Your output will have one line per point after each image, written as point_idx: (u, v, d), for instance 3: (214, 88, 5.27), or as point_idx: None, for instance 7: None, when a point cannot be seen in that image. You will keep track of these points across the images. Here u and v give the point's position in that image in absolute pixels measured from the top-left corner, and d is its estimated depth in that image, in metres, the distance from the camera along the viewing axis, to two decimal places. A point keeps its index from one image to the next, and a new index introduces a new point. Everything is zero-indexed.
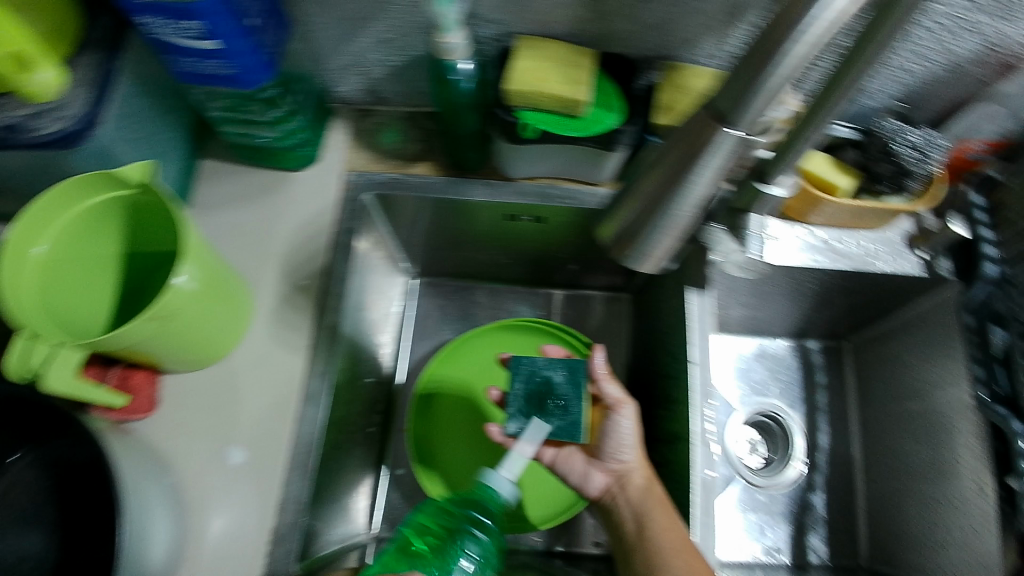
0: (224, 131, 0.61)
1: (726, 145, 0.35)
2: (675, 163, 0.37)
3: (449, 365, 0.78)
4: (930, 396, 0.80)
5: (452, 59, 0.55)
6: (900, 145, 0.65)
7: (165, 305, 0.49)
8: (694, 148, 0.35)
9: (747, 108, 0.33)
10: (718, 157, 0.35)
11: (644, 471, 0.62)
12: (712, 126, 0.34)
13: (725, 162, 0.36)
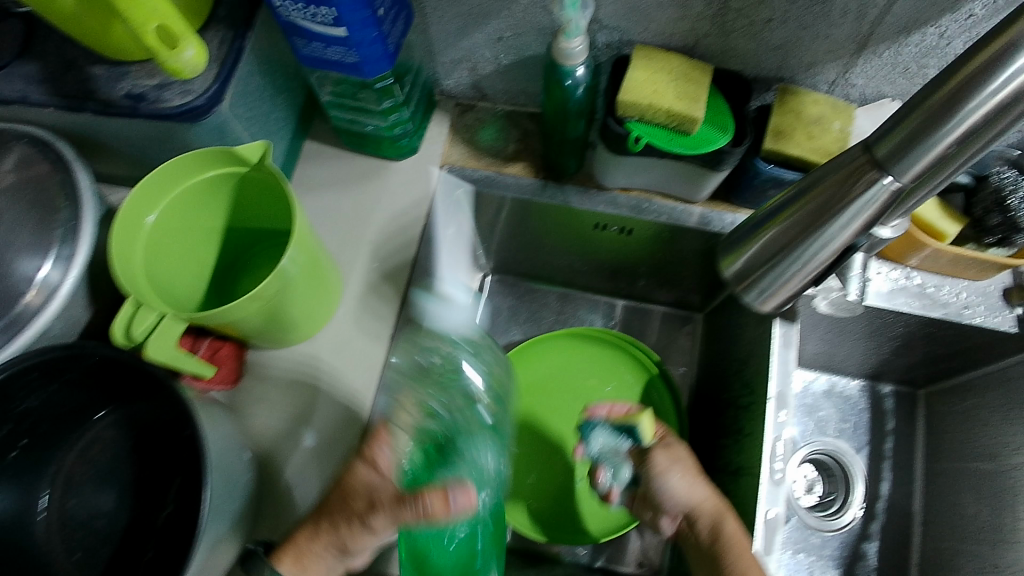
0: (334, 116, 0.62)
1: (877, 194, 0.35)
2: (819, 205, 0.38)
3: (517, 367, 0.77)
4: (1004, 458, 0.77)
5: (571, 66, 0.55)
6: (1016, 198, 0.62)
7: (270, 286, 0.49)
8: (846, 188, 0.37)
9: (910, 160, 0.34)
10: (868, 206, 0.36)
11: (716, 506, 0.57)
12: (869, 175, 0.36)
13: (872, 212, 0.37)
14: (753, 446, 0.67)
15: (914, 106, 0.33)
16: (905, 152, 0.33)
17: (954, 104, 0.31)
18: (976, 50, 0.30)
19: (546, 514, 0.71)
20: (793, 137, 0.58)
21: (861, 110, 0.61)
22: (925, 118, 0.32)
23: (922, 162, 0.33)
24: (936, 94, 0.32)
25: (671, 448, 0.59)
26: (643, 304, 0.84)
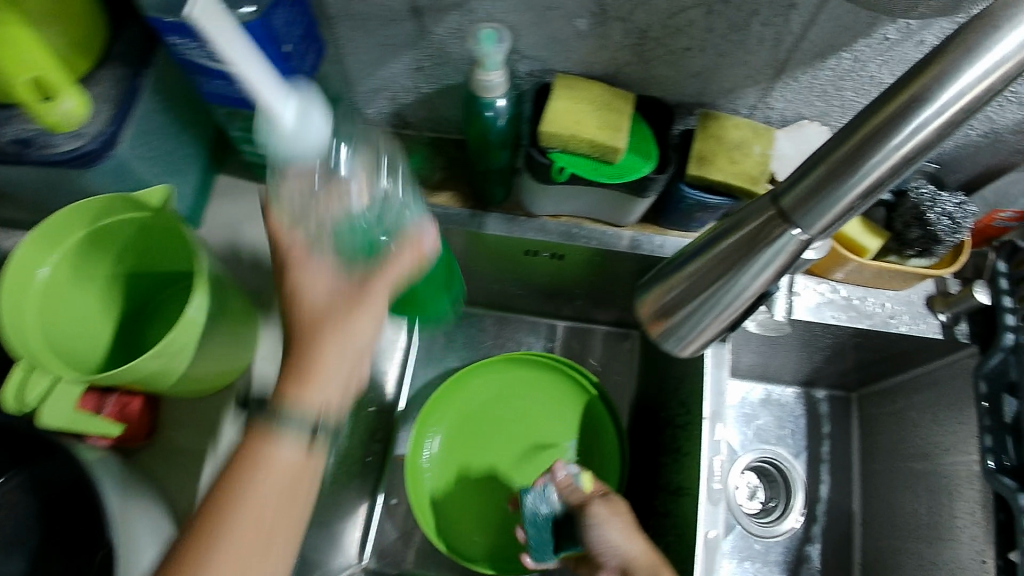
0: (247, 151, 0.59)
1: (787, 245, 0.33)
2: (724, 255, 0.36)
3: (452, 396, 0.76)
4: (935, 458, 0.79)
5: (491, 98, 0.54)
6: (934, 214, 0.64)
7: (174, 338, 0.47)
8: (752, 241, 0.34)
9: (818, 213, 0.32)
10: (777, 258, 0.34)
11: (646, 556, 0.56)
12: (777, 227, 0.33)
13: (782, 265, 0.34)
14: (691, 466, 0.67)
15: (819, 159, 0.32)
16: (812, 206, 0.32)
17: (859, 157, 0.30)
18: (879, 105, 0.30)
19: (493, 546, 0.71)
20: (714, 162, 0.59)
21: (781, 132, 0.62)
22: (829, 171, 0.31)
23: (828, 215, 0.32)
24: (839, 148, 0.31)
25: (613, 504, 0.60)
26: (584, 324, 0.84)
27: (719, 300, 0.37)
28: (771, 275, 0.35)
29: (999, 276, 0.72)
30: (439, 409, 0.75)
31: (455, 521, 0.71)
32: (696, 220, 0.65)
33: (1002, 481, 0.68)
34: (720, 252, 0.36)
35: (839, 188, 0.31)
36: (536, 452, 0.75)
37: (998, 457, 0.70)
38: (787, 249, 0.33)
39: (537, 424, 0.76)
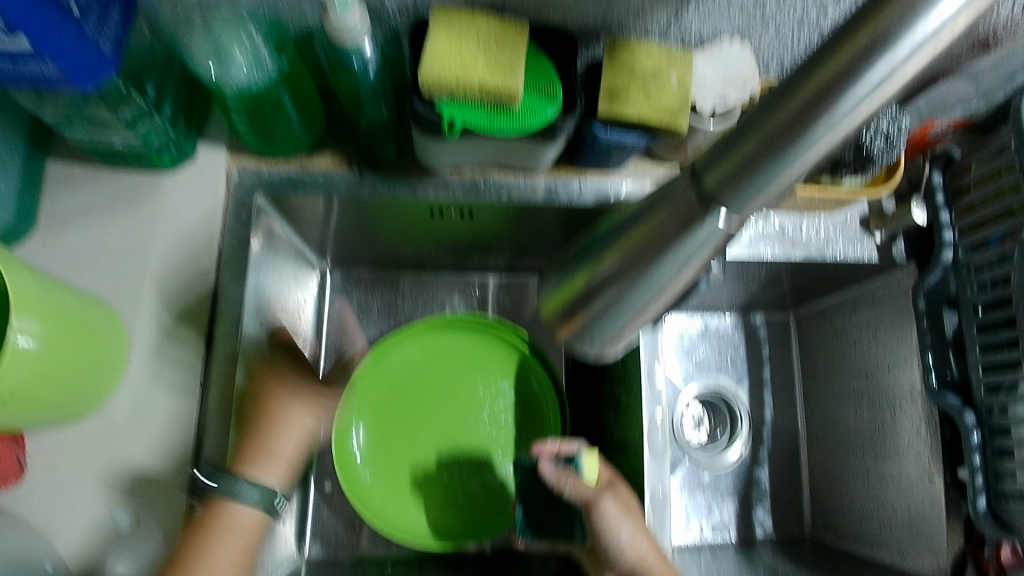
0: (68, 134, 0.49)
1: (708, 236, 0.31)
2: (645, 242, 0.33)
3: (373, 369, 0.69)
4: (875, 375, 0.77)
5: (353, 44, 0.45)
6: (870, 133, 0.59)
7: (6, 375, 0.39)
8: (680, 227, 0.32)
9: (740, 191, 0.30)
10: (695, 253, 0.32)
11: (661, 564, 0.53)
12: (698, 212, 0.31)
13: (705, 257, 0.33)
14: (631, 421, 0.62)
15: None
16: (736, 185, 0.30)
17: (806, 117, 0.26)
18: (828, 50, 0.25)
19: (440, 521, 0.66)
20: (629, 98, 0.52)
21: (699, 55, 0.55)
22: (765, 141, 0.28)
23: (758, 197, 0.30)
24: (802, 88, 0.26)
25: (625, 498, 0.55)
26: (515, 275, 0.78)
27: (642, 290, 0.34)
28: (694, 268, 0.33)
29: (936, 190, 0.69)
30: (359, 386, 0.69)
31: (395, 502, 0.66)
32: (615, 159, 0.58)
33: (947, 398, 0.67)
34: (641, 238, 0.34)
35: (775, 162, 0.28)
36: (470, 416, 0.70)
37: (941, 374, 0.68)
38: (710, 242, 0.32)
39: (467, 387, 0.71)
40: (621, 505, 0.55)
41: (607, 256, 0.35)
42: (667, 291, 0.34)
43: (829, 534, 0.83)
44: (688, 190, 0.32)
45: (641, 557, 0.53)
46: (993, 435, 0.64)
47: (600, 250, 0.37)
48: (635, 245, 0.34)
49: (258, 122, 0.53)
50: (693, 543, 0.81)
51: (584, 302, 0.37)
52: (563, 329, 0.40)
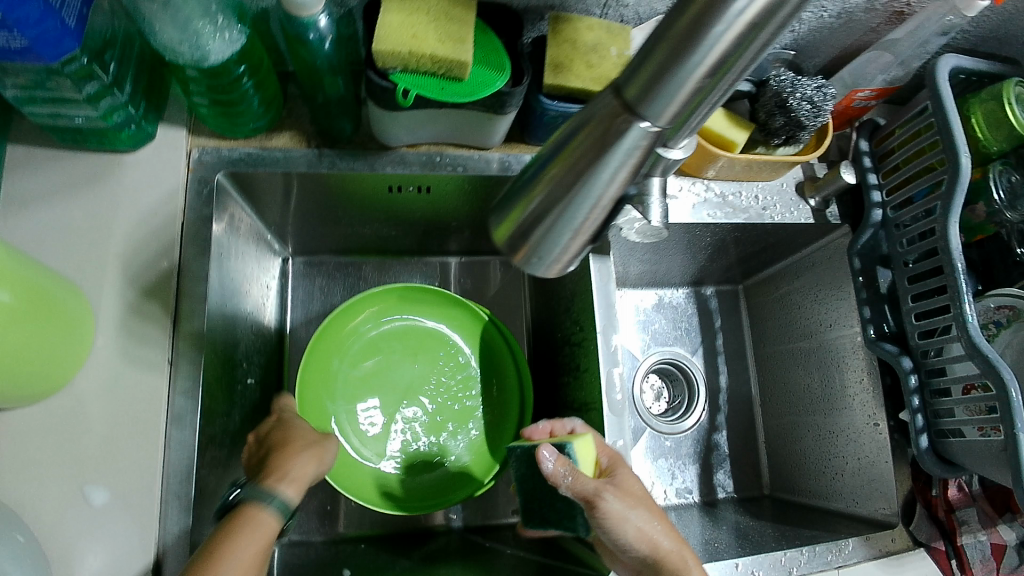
0: (32, 113, 0.51)
1: (635, 142, 0.30)
2: (578, 156, 0.31)
3: (347, 328, 0.70)
4: (819, 334, 0.82)
5: (310, 17, 0.47)
6: (797, 100, 0.63)
7: None
8: (603, 143, 0.30)
9: (659, 100, 0.28)
10: (626, 159, 0.30)
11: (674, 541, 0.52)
12: (623, 119, 0.30)
13: (633, 165, 0.31)
14: (590, 381, 0.65)
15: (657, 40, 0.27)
16: (654, 88, 0.28)
17: (704, 23, 0.26)
18: None
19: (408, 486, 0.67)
20: (572, 69, 0.55)
21: (636, 32, 0.59)
22: (671, 52, 0.27)
23: (674, 103, 0.28)
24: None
25: (623, 482, 0.53)
26: (475, 256, 0.80)
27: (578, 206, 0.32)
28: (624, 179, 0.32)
29: (863, 155, 0.75)
30: (334, 344, 0.69)
31: (363, 467, 0.66)
32: None
33: (885, 347, 0.72)
34: (567, 163, 0.31)
35: (684, 69, 0.27)
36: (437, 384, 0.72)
37: (878, 326, 0.73)
38: (637, 147, 0.30)
39: (434, 356, 0.73)
40: (625, 493, 0.52)
41: (537, 188, 0.33)
42: (604, 200, 0.32)
43: (786, 492, 0.86)
44: (610, 101, 0.30)
45: (653, 545, 0.51)
46: (929, 377, 0.69)
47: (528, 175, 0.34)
48: (563, 172, 0.32)
49: (218, 99, 0.55)
50: (658, 506, 0.82)
51: (524, 229, 0.34)
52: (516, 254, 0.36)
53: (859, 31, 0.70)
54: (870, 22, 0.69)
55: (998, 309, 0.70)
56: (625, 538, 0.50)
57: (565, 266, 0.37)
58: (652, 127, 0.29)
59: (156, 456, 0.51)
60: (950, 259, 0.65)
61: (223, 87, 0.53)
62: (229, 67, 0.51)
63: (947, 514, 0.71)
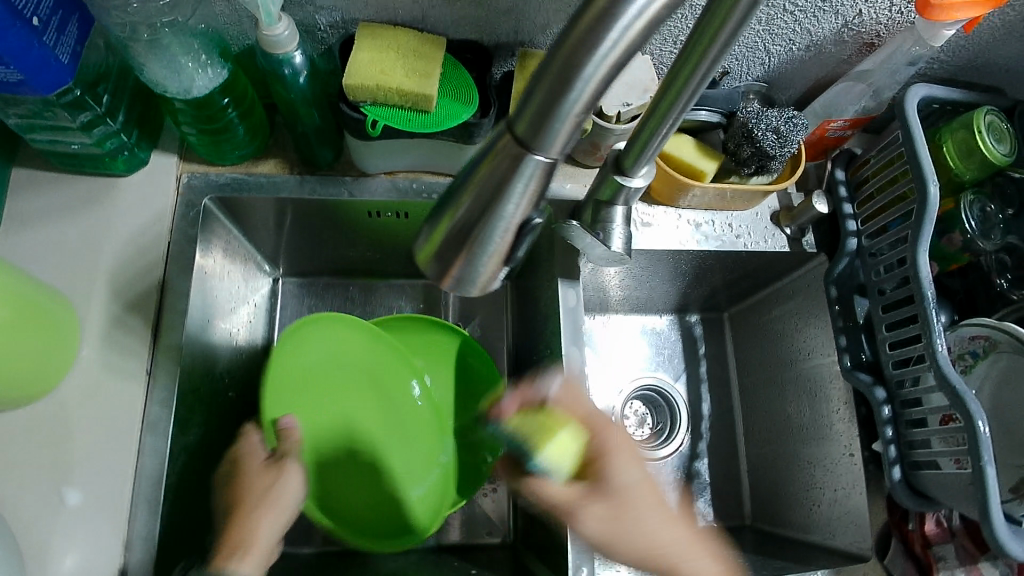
0: (33, 139, 0.55)
1: (532, 171, 0.32)
2: (486, 183, 0.33)
3: (293, 357, 0.66)
4: (798, 363, 0.83)
5: (286, 53, 0.51)
6: (761, 130, 0.66)
7: None
8: (512, 165, 0.32)
9: (550, 133, 0.31)
10: (527, 186, 0.33)
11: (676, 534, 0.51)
12: (520, 156, 0.32)
13: (533, 192, 0.34)
14: None
15: (540, 74, 0.30)
16: (539, 126, 0.31)
17: (573, 62, 0.29)
18: None
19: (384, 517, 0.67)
20: None
21: None
22: (547, 92, 0.30)
23: (560, 135, 0.31)
24: (573, 31, 0.28)
25: (614, 476, 0.52)
26: None
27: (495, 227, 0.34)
28: (526, 205, 0.34)
29: (839, 184, 0.77)
30: (280, 379, 0.65)
31: (341, 503, 0.66)
32: None
33: (859, 377, 0.72)
34: (480, 184, 0.33)
35: (559, 110, 0.30)
36: (400, 417, 0.70)
37: (854, 355, 0.74)
38: (537, 173, 0.33)
39: (387, 389, 0.70)
40: (617, 492, 0.51)
41: (465, 194, 0.34)
42: (514, 220, 0.35)
43: (766, 523, 0.86)
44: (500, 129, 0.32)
45: (647, 548, 0.50)
46: (903, 407, 0.69)
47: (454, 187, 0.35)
48: (480, 187, 0.33)
49: (206, 127, 0.59)
50: None
51: (457, 234, 0.35)
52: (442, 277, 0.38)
53: (830, 61, 0.72)
54: (841, 53, 0.71)
55: (973, 339, 0.70)
56: (620, 545, 0.50)
57: (493, 280, 0.39)
58: (543, 159, 0.32)
59: (130, 462, 0.55)
60: (920, 287, 0.65)
61: (210, 116, 0.57)
62: (215, 98, 0.55)
63: (923, 549, 0.71)
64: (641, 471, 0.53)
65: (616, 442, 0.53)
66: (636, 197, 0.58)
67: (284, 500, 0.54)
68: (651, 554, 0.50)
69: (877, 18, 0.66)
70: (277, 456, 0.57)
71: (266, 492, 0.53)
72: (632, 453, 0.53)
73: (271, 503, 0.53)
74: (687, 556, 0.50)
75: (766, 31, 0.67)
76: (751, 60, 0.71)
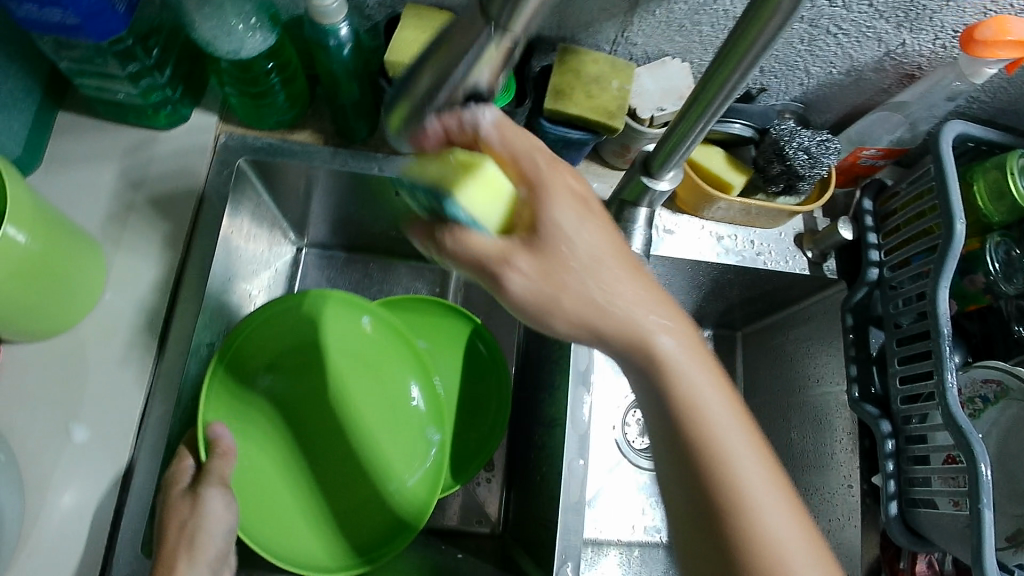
0: (81, 84, 0.57)
1: (491, 45, 0.33)
2: (444, 48, 0.34)
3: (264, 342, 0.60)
4: (807, 389, 0.82)
5: (332, 24, 0.52)
6: (793, 149, 0.66)
7: None
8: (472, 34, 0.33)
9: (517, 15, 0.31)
10: (488, 56, 0.34)
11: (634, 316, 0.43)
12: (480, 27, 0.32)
13: (501, 60, 0.34)
14: (559, 400, 0.66)
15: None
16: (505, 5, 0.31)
17: None
18: None
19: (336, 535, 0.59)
20: (572, 97, 0.60)
21: (642, 69, 0.63)
22: None
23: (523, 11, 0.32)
24: None
25: (563, 244, 0.42)
26: None
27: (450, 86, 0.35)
28: (494, 69, 0.35)
29: (865, 213, 0.77)
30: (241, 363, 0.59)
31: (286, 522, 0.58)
32: (566, 155, 0.66)
33: (865, 408, 0.72)
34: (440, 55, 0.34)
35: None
36: (393, 412, 0.62)
37: (863, 386, 0.73)
38: (497, 46, 0.33)
39: (381, 383, 0.63)
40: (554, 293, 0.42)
41: (423, 69, 0.35)
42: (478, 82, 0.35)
43: None
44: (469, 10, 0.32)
45: (599, 308, 0.43)
46: (907, 443, 0.69)
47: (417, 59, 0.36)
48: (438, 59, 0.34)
49: (247, 90, 0.60)
50: (625, 540, 0.82)
51: (414, 111, 0.37)
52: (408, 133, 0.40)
53: (869, 89, 0.71)
54: (881, 82, 0.71)
55: (984, 383, 0.69)
56: (583, 316, 0.43)
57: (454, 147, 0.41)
58: (508, 37, 0.33)
59: (137, 406, 0.57)
60: (937, 324, 0.65)
61: (252, 79, 0.59)
62: (258, 61, 0.57)
63: None
64: (601, 240, 0.43)
65: (571, 208, 0.43)
66: (659, 200, 0.60)
67: (209, 537, 0.50)
68: (626, 327, 0.43)
69: (920, 49, 0.66)
70: (196, 483, 0.52)
71: (192, 527, 0.50)
72: (584, 207, 0.43)
73: (192, 544, 0.49)
74: (681, 378, 0.43)
75: (806, 52, 0.67)
76: (790, 79, 0.71)
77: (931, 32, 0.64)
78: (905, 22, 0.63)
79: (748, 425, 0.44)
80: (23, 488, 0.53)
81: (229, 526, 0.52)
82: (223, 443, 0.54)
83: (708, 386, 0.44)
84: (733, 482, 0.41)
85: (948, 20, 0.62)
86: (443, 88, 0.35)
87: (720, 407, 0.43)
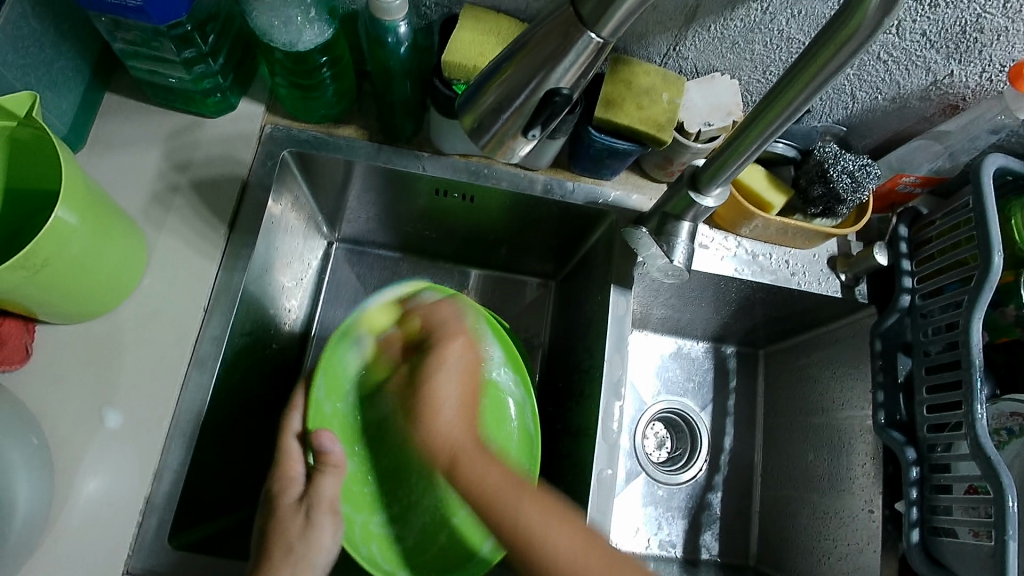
0: (133, 67, 0.59)
1: (582, 50, 0.34)
2: (533, 52, 0.35)
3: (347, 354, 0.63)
4: (831, 411, 0.81)
5: (392, 21, 0.52)
6: (836, 171, 0.66)
7: (50, 239, 0.46)
8: (563, 39, 0.34)
9: (612, 16, 0.33)
10: (578, 59, 0.35)
11: (466, 366, 0.56)
12: (575, 30, 0.34)
13: (584, 65, 0.35)
14: (590, 408, 0.65)
15: None
16: (601, 4, 0.32)
17: None
18: None
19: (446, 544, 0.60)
20: (623, 107, 0.60)
21: (692, 83, 0.63)
22: None
23: (618, 17, 0.33)
24: None
25: (434, 420, 0.53)
26: (510, 275, 0.82)
27: (534, 90, 0.36)
28: (574, 74, 0.36)
29: (900, 240, 0.76)
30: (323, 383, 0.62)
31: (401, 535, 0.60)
32: (608, 165, 0.66)
33: (892, 434, 0.70)
34: (523, 59, 0.35)
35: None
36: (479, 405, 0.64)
37: (889, 413, 0.72)
38: (587, 51, 0.34)
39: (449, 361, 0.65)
40: (428, 399, 0.54)
41: (502, 74, 0.36)
42: (558, 91, 0.36)
43: (771, 568, 0.83)
44: (564, 13, 0.34)
45: (462, 438, 0.52)
46: (932, 471, 0.67)
47: (499, 58, 0.37)
48: (521, 63, 0.35)
49: (298, 82, 0.61)
50: (638, 553, 0.81)
51: (495, 108, 0.37)
52: (479, 143, 0.40)
53: (912, 117, 0.72)
54: (925, 110, 0.71)
55: (1012, 415, 0.68)
56: (437, 436, 0.53)
57: (514, 152, 0.41)
58: (596, 39, 0.34)
59: (170, 392, 0.56)
60: (968, 354, 0.63)
61: (304, 69, 0.59)
62: (312, 52, 0.57)
63: None
64: (462, 422, 0.53)
65: (462, 362, 0.56)
66: (703, 215, 0.59)
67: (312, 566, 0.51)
68: (465, 442, 0.52)
69: (968, 81, 0.66)
70: (308, 503, 0.54)
71: (300, 552, 0.51)
72: (458, 388, 0.55)
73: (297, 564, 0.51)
74: (435, 389, 0.55)
75: (852, 75, 0.68)
76: (836, 103, 0.72)
77: (979, 64, 0.64)
78: (956, 54, 0.63)
79: (518, 487, 0.49)
80: (51, 471, 0.53)
81: (332, 557, 0.54)
82: (332, 458, 0.56)
83: (503, 483, 0.49)
84: (517, 535, 0.47)
85: (997, 54, 0.62)
86: (523, 88, 0.36)
87: (512, 490, 0.49)
